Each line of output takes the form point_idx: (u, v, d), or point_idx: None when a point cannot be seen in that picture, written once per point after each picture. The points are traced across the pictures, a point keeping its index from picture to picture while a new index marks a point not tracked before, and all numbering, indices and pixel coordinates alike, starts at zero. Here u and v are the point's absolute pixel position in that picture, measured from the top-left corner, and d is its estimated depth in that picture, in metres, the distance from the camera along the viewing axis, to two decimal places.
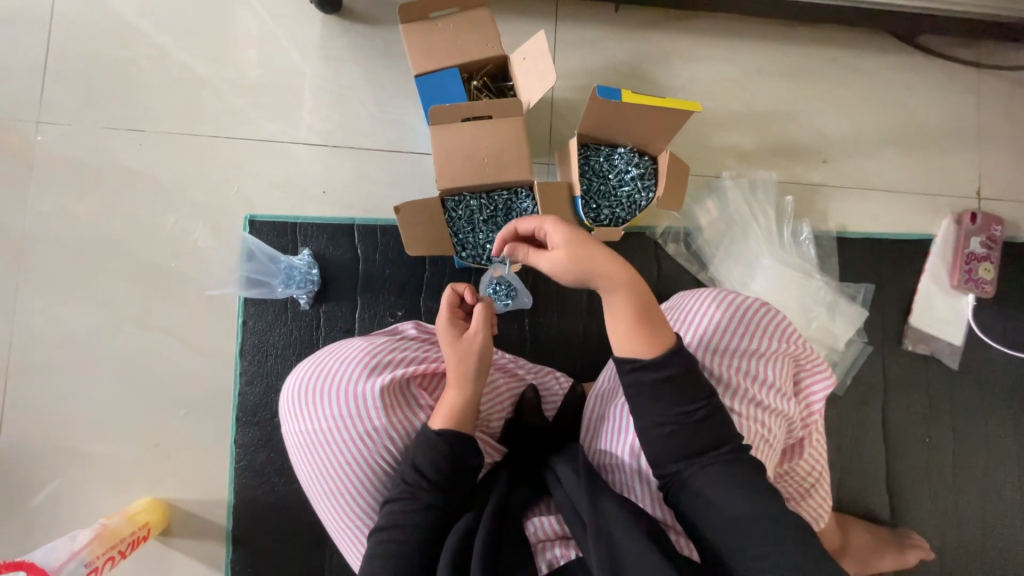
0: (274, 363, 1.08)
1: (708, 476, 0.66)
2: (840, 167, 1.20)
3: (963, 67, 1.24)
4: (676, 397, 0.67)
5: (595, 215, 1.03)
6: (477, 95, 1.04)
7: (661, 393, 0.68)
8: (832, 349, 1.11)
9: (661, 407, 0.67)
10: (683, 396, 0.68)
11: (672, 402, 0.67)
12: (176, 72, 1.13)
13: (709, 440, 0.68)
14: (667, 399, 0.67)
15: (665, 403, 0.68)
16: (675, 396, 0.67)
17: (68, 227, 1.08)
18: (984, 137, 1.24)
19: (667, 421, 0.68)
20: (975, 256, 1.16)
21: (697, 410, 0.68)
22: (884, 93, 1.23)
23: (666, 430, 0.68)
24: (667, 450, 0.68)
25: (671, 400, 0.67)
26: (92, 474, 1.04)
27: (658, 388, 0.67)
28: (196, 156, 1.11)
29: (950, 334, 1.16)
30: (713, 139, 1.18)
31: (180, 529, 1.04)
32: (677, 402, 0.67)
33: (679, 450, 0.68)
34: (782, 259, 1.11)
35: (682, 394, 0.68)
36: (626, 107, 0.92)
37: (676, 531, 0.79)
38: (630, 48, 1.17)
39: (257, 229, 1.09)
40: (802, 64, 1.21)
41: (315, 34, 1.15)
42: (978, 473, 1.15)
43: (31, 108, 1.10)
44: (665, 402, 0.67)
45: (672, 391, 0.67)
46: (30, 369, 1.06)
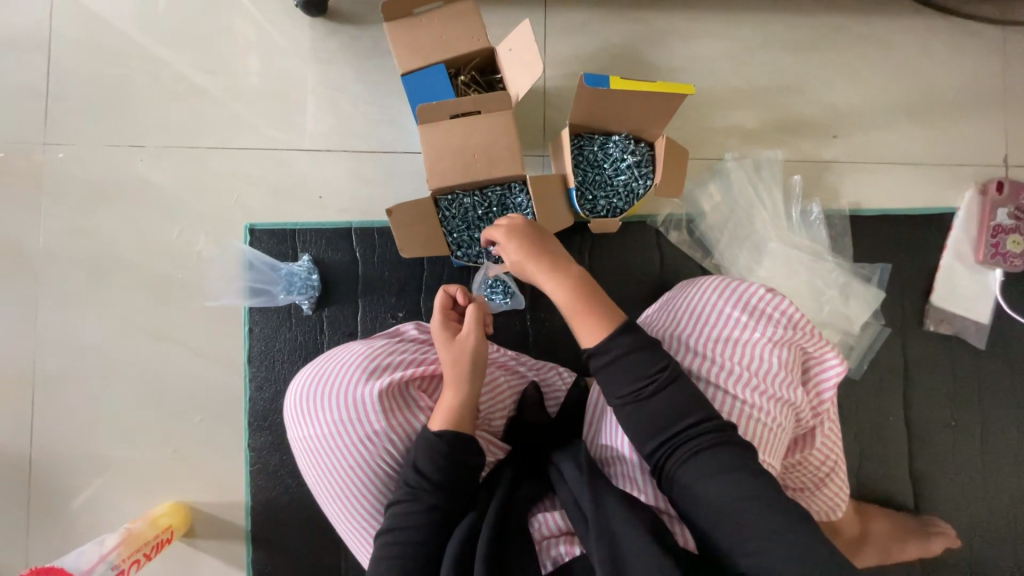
0: (282, 368, 1.10)
1: (696, 467, 0.65)
2: (852, 142, 1.14)
3: (986, 25, 1.16)
4: (629, 374, 0.68)
5: (591, 206, 1.01)
6: (466, 90, 1.02)
7: (616, 373, 0.69)
8: (847, 333, 1.07)
9: (617, 386, 0.69)
10: (636, 371, 0.68)
11: (626, 379, 0.68)
12: (172, 86, 1.14)
13: (669, 413, 0.68)
14: (621, 378, 0.69)
15: (621, 382, 0.69)
16: (628, 372, 0.68)
17: (79, 244, 1.12)
18: (1011, 99, 1.16)
19: (626, 399, 0.69)
20: (1003, 229, 1.09)
21: (649, 386, 0.68)
22: (899, 60, 1.16)
23: (628, 410, 0.69)
24: (633, 429, 0.69)
25: (627, 377, 0.68)
26: (118, 481, 1.09)
27: (612, 369, 0.69)
28: (195, 168, 1.13)
29: (975, 312, 1.10)
30: (715, 120, 1.13)
31: (202, 530, 1.08)
32: (631, 378, 0.68)
33: (650, 431, 0.68)
34: (791, 241, 1.07)
35: (633, 369, 0.68)
36: (616, 95, 0.89)
37: (676, 520, 0.76)
38: (623, 30, 1.13)
39: (257, 237, 1.11)
40: (808, 34, 1.15)
41: (304, 38, 1.14)
42: (1009, 457, 1.10)
43: (37, 131, 1.13)
44: (619, 380, 0.69)
45: (624, 369, 0.69)
46: (53, 383, 1.10)
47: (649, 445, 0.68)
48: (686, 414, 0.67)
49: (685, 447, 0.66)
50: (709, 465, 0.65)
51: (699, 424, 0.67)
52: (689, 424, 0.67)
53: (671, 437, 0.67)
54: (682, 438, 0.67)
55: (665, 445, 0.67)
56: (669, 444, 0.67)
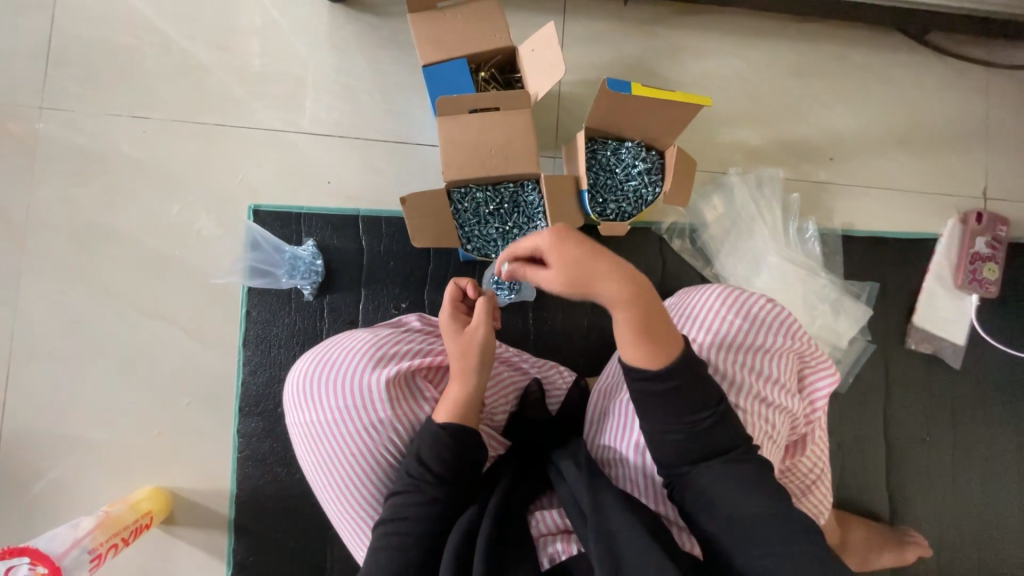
0: (278, 354, 1.07)
1: (730, 487, 0.66)
2: (847, 166, 1.20)
3: (972, 65, 1.24)
4: (684, 407, 0.67)
5: (601, 210, 1.03)
6: (485, 87, 1.04)
7: (671, 405, 0.67)
8: (835, 346, 1.11)
9: (671, 417, 0.67)
10: (693, 404, 0.67)
11: (683, 411, 0.67)
12: (180, 58, 1.12)
13: (716, 445, 0.68)
14: (676, 409, 0.67)
15: (675, 413, 0.67)
16: (683, 405, 0.67)
17: (70, 214, 1.08)
18: (992, 136, 1.24)
19: (677, 429, 0.67)
20: (980, 256, 1.16)
21: (704, 418, 0.67)
22: (893, 91, 1.22)
23: (675, 439, 0.68)
24: (677, 455, 0.68)
25: (681, 410, 0.67)
26: (94, 462, 1.04)
27: (668, 401, 0.67)
28: (200, 144, 1.10)
29: (953, 334, 1.16)
30: (721, 135, 1.17)
31: (182, 517, 1.04)
32: (687, 411, 0.67)
33: (692, 458, 0.68)
34: (788, 256, 1.11)
35: (689, 403, 0.67)
36: (635, 101, 0.92)
37: (679, 527, 0.78)
38: (637, 42, 1.16)
39: (261, 218, 1.09)
40: (810, 60, 1.21)
41: (322, 22, 1.14)
42: (977, 473, 1.15)
43: (33, 94, 1.09)
44: (675, 411, 0.67)
45: (681, 402, 0.67)
46: (31, 357, 1.05)
47: (687, 470, 0.68)
48: (731, 447, 0.68)
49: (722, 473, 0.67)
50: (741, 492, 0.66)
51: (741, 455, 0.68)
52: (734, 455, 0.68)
53: (714, 466, 0.67)
54: (723, 467, 0.67)
55: (703, 468, 0.67)
56: (710, 472, 0.67)
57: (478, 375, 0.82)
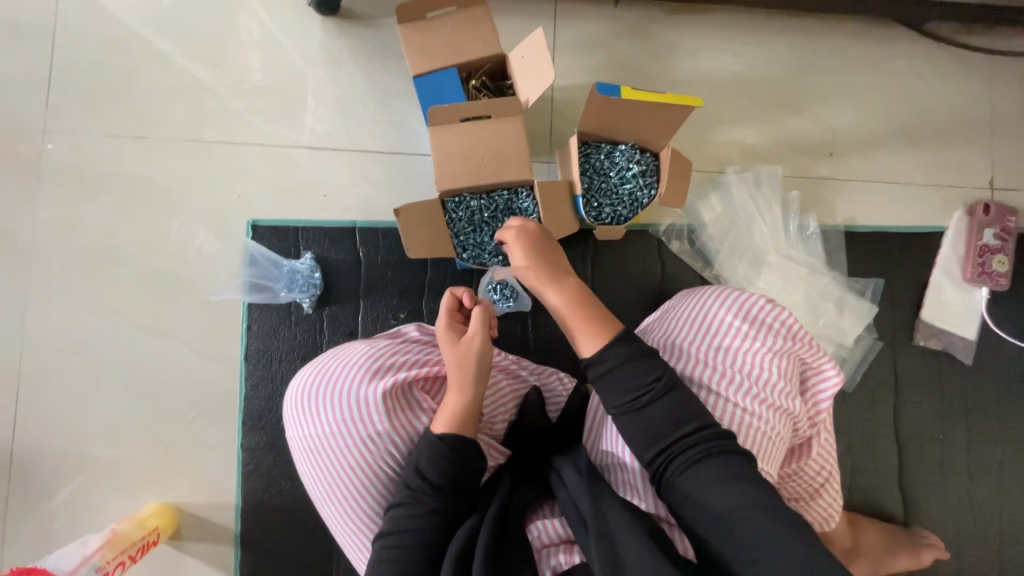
0: (279, 367, 1.08)
1: (692, 470, 0.66)
2: (848, 160, 1.18)
3: (975, 54, 1.21)
4: (626, 383, 0.71)
5: (596, 214, 1.03)
6: (476, 95, 1.05)
7: (611, 383, 0.72)
8: (841, 345, 1.09)
9: (616, 396, 0.71)
10: (632, 381, 0.71)
11: (623, 389, 0.71)
12: (178, 78, 1.13)
13: (668, 420, 0.69)
14: (618, 388, 0.71)
15: (618, 391, 0.71)
16: (623, 382, 0.71)
17: (74, 235, 1.10)
18: (997, 125, 1.21)
19: (622, 410, 0.71)
20: (988, 248, 1.14)
21: (643, 396, 0.70)
22: (893, 83, 1.20)
23: (626, 420, 0.71)
24: (632, 437, 0.71)
25: (621, 388, 0.71)
26: (103, 479, 1.05)
27: (609, 380, 0.72)
28: (199, 162, 1.12)
29: (963, 329, 1.13)
30: (717, 134, 1.16)
31: (189, 532, 1.05)
32: (629, 388, 0.71)
33: (647, 439, 0.69)
34: (788, 254, 1.10)
35: (628, 380, 0.71)
36: (626, 104, 0.91)
37: (676, 528, 0.76)
38: (629, 44, 1.15)
39: (259, 233, 1.10)
40: (806, 55, 1.19)
41: (315, 37, 1.15)
42: (994, 471, 1.12)
43: (37, 118, 1.11)
44: (617, 390, 0.71)
45: (620, 380, 0.71)
46: (40, 377, 1.07)
47: (647, 454, 0.70)
48: (681, 423, 0.69)
49: (679, 454, 0.68)
50: (705, 473, 0.66)
51: (696, 433, 0.69)
52: (686, 433, 0.68)
53: (676, 447, 0.68)
54: (679, 446, 0.68)
55: (661, 451, 0.69)
56: (665, 453, 0.69)
57: (476, 383, 0.82)
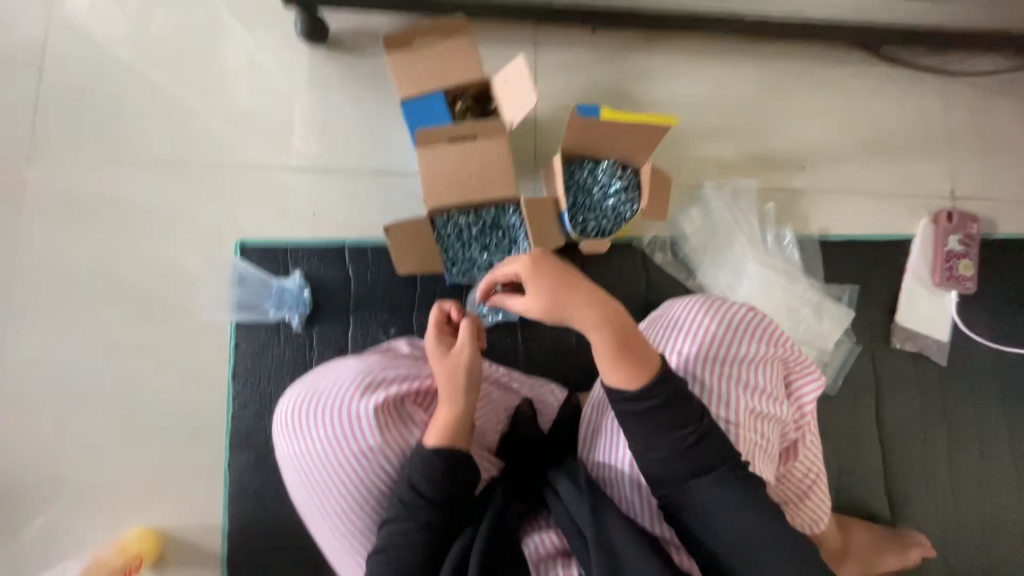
0: (268, 386, 1.07)
1: (721, 497, 0.65)
2: (818, 173, 1.24)
3: (929, 73, 1.30)
4: (668, 423, 0.67)
5: (582, 228, 1.06)
6: (462, 117, 1.07)
7: (658, 421, 0.67)
8: (821, 349, 1.13)
9: (661, 434, 0.66)
10: (680, 418, 0.67)
11: (669, 426, 0.67)
12: (167, 101, 1.15)
13: (704, 459, 0.67)
14: (664, 425, 0.67)
15: (664, 428, 0.67)
16: (670, 420, 0.67)
17: (57, 257, 1.09)
18: (954, 139, 1.29)
19: (665, 446, 0.67)
20: (954, 254, 1.19)
21: (691, 433, 0.67)
22: (855, 101, 1.28)
23: (666, 455, 0.67)
24: (667, 469, 0.67)
25: (668, 425, 0.67)
26: (81, 508, 1.02)
27: (652, 418, 0.67)
28: (187, 183, 1.13)
29: (936, 331, 1.18)
30: (694, 149, 1.21)
31: (172, 560, 1.01)
32: (675, 426, 0.67)
33: (682, 474, 0.67)
34: (767, 263, 1.14)
35: (674, 417, 0.67)
36: (606, 123, 0.95)
37: (675, 544, 0.78)
38: (608, 67, 1.21)
39: (248, 252, 1.10)
40: (774, 76, 1.26)
41: (304, 62, 1.18)
42: (975, 469, 1.15)
43: (22, 142, 1.11)
44: (661, 427, 0.67)
45: (665, 417, 0.67)
46: (17, 402, 1.04)
47: (679, 484, 0.67)
48: (724, 458, 0.68)
49: (714, 486, 0.66)
50: (733, 499, 0.65)
51: (734, 468, 0.67)
52: (725, 468, 0.67)
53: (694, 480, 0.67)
54: (717, 479, 0.67)
55: (697, 482, 0.67)
56: (700, 484, 0.67)
57: (466, 394, 0.82)
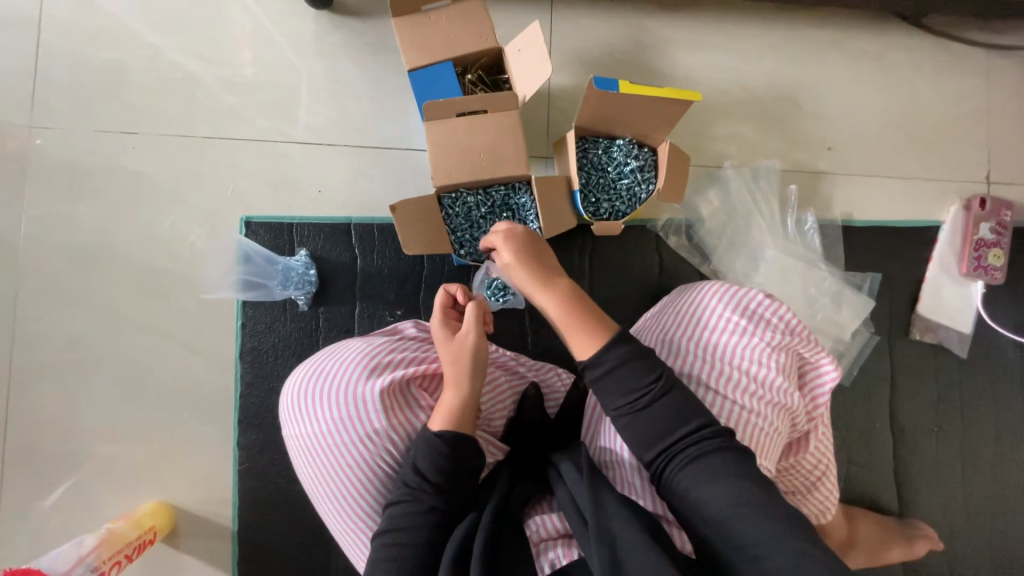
0: (275, 364, 1.07)
1: (696, 469, 0.66)
2: (845, 155, 1.18)
3: (972, 47, 1.21)
4: (621, 388, 0.70)
5: (594, 209, 1.02)
6: (472, 89, 1.03)
7: (611, 382, 0.70)
8: (838, 340, 1.10)
9: (613, 398, 0.70)
10: (631, 382, 0.70)
11: (622, 390, 0.70)
12: (168, 72, 1.11)
13: (666, 422, 0.69)
14: (618, 389, 0.70)
15: (616, 394, 0.70)
16: (621, 383, 0.70)
17: (64, 232, 1.08)
18: (993, 119, 1.21)
19: (623, 410, 0.70)
20: (984, 242, 1.14)
21: (644, 397, 0.69)
22: (891, 77, 1.20)
23: (625, 420, 0.70)
24: (632, 438, 0.70)
25: (621, 389, 0.70)
26: (98, 479, 1.04)
27: (607, 381, 0.71)
28: (191, 157, 1.10)
29: (958, 322, 1.14)
30: (715, 128, 1.15)
31: (186, 530, 1.04)
32: (628, 388, 0.70)
33: (649, 439, 0.69)
34: (786, 249, 1.10)
35: (626, 381, 0.70)
36: (624, 98, 0.90)
37: (675, 526, 0.75)
38: (627, 37, 1.14)
39: (253, 230, 1.09)
40: (805, 48, 1.18)
41: (307, 29, 1.13)
42: (988, 463, 1.13)
43: (23, 112, 1.09)
44: (614, 391, 0.70)
45: (618, 380, 0.70)
46: (32, 375, 1.06)
47: (647, 454, 0.69)
48: (683, 424, 0.68)
49: (679, 455, 0.67)
50: (704, 470, 0.65)
51: (696, 432, 0.68)
52: (685, 433, 0.68)
53: (666, 449, 0.68)
54: (680, 446, 0.68)
55: (663, 451, 0.68)
56: (666, 452, 0.68)
57: (472, 382, 0.82)
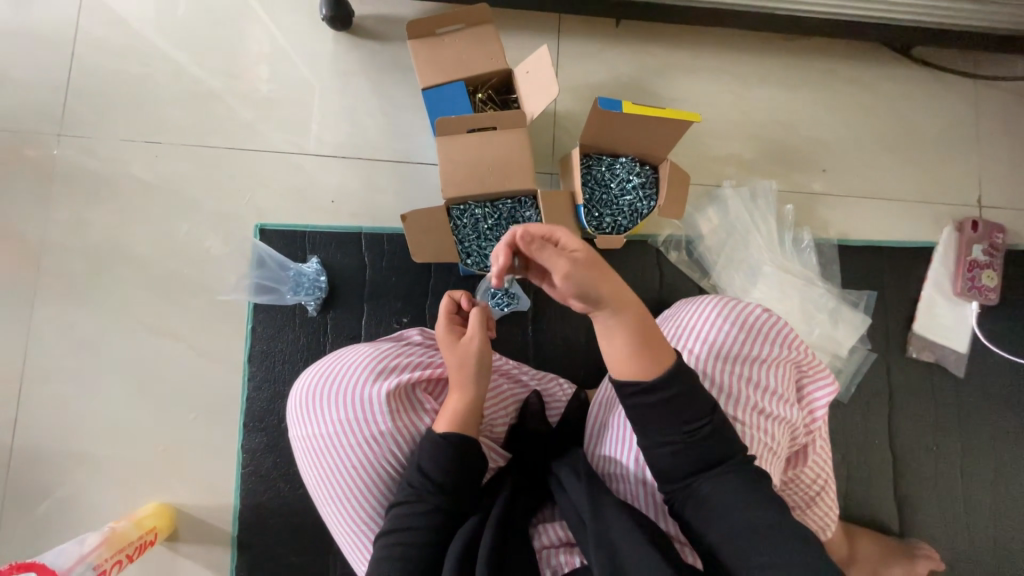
0: (283, 368, 1.09)
1: (707, 477, 0.67)
2: (840, 177, 1.22)
3: (960, 77, 1.26)
4: (681, 416, 0.68)
5: (597, 223, 1.06)
6: (482, 107, 1.08)
7: (669, 412, 0.68)
8: (835, 355, 1.12)
9: (668, 425, 0.68)
10: (690, 412, 0.68)
11: (678, 419, 0.68)
12: (191, 86, 1.17)
13: (713, 453, 0.68)
14: (678, 415, 0.68)
15: (672, 422, 0.68)
16: (682, 412, 0.68)
17: (84, 235, 1.12)
18: (983, 145, 1.25)
19: (675, 439, 0.68)
20: (978, 264, 1.17)
21: (701, 427, 0.68)
22: (882, 104, 1.25)
23: (672, 448, 0.68)
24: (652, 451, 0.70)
25: (676, 418, 0.68)
26: (101, 478, 1.05)
27: (665, 408, 0.68)
28: (209, 166, 1.15)
29: (954, 341, 1.16)
30: (714, 149, 1.20)
31: (186, 533, 1.05)
32: (687, 418, 0.68)
33: (685, 464, 0.68)
34: (784, 266, 1.13)
35: (686, 410, 0.68)
36: (627, 118, 0.95)
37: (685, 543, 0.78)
38: (631, 62, 1.20)
39: (267, 237, 1.12)
40: (799, 75, 1.24)
41: (326, 49, 1.19)
42: (987, 482, 1.14)
43: (53, 121, 1.14)
44: (672, 418, 0.68)
45: (677, 409, 0.68)
46: (41, 374, 1.08)
47: (676, 479, 0.69)
48: (731, 455, 0.69)
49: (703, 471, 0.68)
50: (714, 484, 0.67)
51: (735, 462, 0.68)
52: (727, 463, 0.68)
53: (702, 475, 0.68)
54: (716, 473, 0.68)
55: (698, 475, 0.68)
56: (699, 477, 0.68)
57: (476, 387, 0.83)
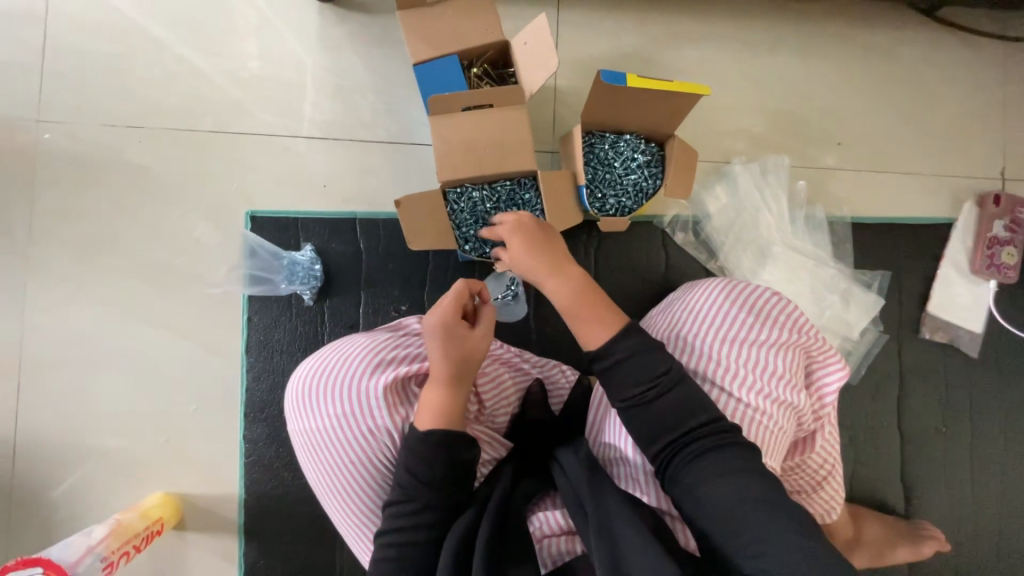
0: (281, 359, 1.08)
1: (705, 463, 0.65)
2: (856, 151, 1.16)
3: (989, 40, 1.18)
4: (633, 379, 0.69)
5: (600, 205, 1.01)
6: (478, 83, 1.03)
7: (619, 377, 0.69)
8: (845, 338, 1.09)
9: (620, 389, 0.69)
10: (640, 374, 0.69)
11: (627, 383, 0.69)
12: (173, 66, 1.11)
13: (674, 415, 0.68)
14: (628, 380, 0.69)
15: (624, 386, 0.69)
16: (630, 376, 0.69)
17: (72, 225, 1.09)
18: (1009, 113, 1.18)
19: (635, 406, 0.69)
20: (998, 240, 1.12)
21: (651, 390, 0.69)
22: (903, 71, 1.17)
23: (632, 413, 0.69)
24: (639, 433, 0.69)
25: (628, 381, 0.69)
26: (108, 470, 1.06)
27: (617, 372, 0.69)
28: (197, 152, 1.10)
29: (969, 321, 1.12)
30: (724, 123, 1.14)
31: (192, 522, 1.06)
32: (634, 383, 0.69)
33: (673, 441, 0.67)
34: (794, 246, 1.08)
35: (637, 372, 0.69)
36: (630, 92, 0.89)
37: (679, 521, 0.77)
38: (636, 31, 1.13)
39: (259, 225, 1.09)
40: (815, 41, 1.16)
41: (314, 23, 1.12)
42: (996, 463, 1.12)
43: (31, 106, 1.09)
44: (619, 383, 0.70)
45: (625, 373, 0.69)
46: (40, 368, 1.07)
47: (653, 448, 0.68)
48: (692, 417, 0.68)
49: (698, 452, 0.66)
50: (711, 467, 0.64)
51: (702, 426, 0.67)
52: (692, 427, 0.67)
53: (673, 442, 0.67)
54: (687, 439, 0.67)
55: (671, 443, 0.67)
56: (672, 446, 0.67)
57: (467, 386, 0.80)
